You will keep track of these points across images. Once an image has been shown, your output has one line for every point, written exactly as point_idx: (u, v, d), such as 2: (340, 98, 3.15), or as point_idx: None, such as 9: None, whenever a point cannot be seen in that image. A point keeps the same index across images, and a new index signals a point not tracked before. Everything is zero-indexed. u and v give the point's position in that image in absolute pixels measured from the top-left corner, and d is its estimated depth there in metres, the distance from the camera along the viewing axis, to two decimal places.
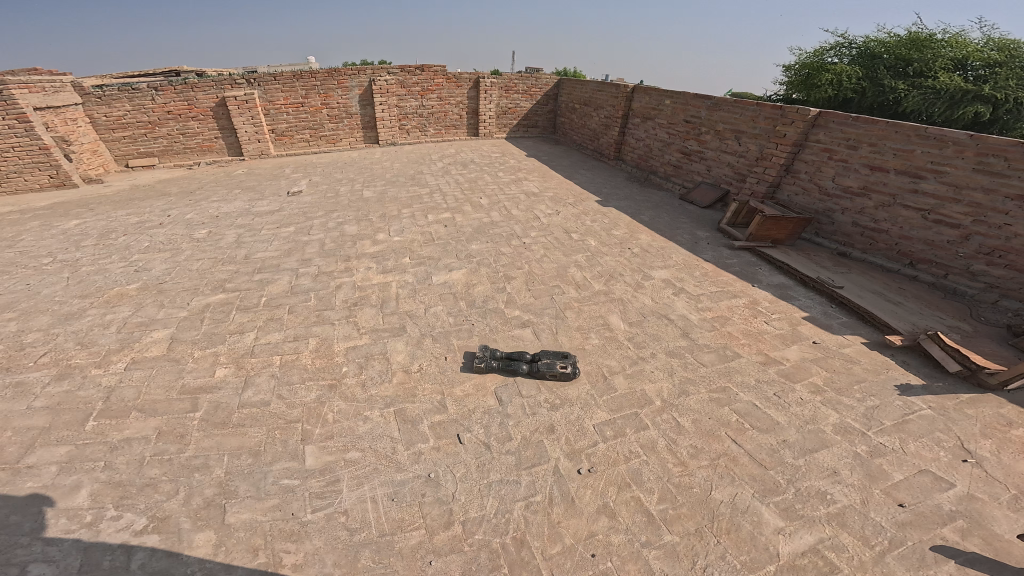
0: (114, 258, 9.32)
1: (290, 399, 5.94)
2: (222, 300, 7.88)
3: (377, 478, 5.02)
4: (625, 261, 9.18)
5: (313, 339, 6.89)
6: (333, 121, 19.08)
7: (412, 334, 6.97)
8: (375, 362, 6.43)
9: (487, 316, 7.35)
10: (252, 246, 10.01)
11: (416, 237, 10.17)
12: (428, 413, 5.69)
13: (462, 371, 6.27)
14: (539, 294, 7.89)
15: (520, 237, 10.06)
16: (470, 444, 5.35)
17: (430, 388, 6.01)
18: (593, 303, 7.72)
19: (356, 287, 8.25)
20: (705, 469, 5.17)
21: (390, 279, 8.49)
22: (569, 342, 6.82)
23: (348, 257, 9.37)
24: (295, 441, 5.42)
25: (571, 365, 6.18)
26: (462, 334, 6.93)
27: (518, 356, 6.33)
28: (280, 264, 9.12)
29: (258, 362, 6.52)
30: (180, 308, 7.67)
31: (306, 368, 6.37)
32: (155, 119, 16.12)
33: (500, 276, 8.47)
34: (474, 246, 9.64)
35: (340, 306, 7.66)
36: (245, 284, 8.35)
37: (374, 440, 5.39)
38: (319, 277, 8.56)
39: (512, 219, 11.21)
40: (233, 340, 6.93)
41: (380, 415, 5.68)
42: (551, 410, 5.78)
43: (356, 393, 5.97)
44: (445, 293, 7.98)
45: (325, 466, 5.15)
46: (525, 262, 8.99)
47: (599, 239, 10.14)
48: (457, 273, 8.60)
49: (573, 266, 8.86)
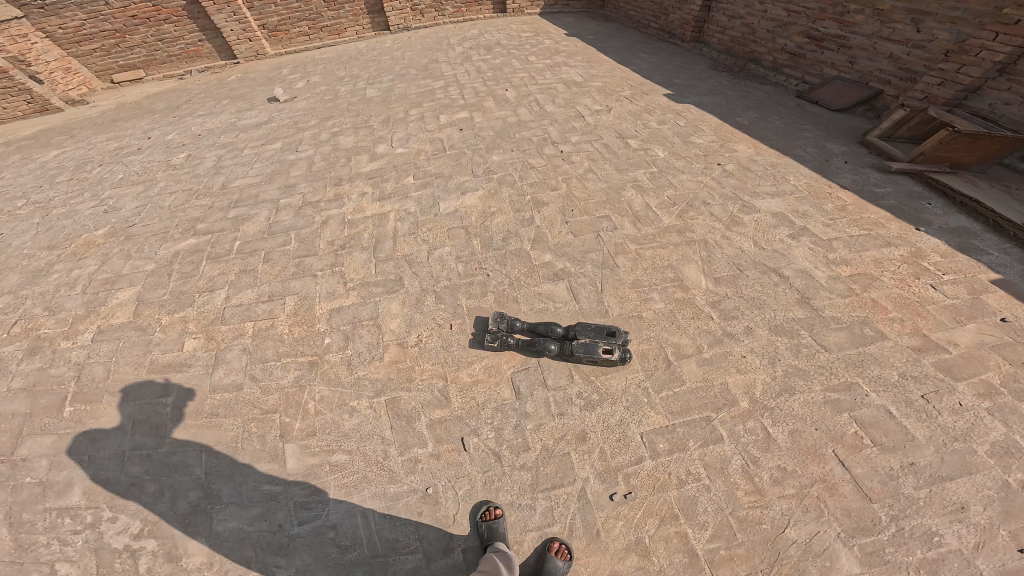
0: (84, 196, 8.07)
1: (263, 382, 4.64)
2: (191, 246, 6.41)
3: (368, 488, 3.86)
4: (712, 184, 6.45)
5: (289, 297, 5.39)
6: (333, 7, 15.18)
7: (409, 292, 5.08)
8: (363, 331, 4.85)
9: (508, 260, 5.15)
10: (232, 172, 8.09)
11: (423, 146, 7.46)
12: (423, 408, 4.23)
13: (472, 348, 4.56)
14: (581, 233, 5.49)
15: (557, 144, 7.24)
16: (479, 451, 3.97)
17: (428, 370, 4.45)
18: (658, 247, 5.41)
19: (345, 221, 6.26)
20: (789, 500, 3.55)
21: (387, 209, 6.24)
22: (627, 305, 4.75)
23: (338, 180, 7.15)
24: (274, 435, 4.25)
25: (622, 352, 4.18)
26: (474, 292, 4.92)
27: (545, 330, 4.37)
28: (260, 195, 7.24)
29: (230, 331, 5.16)
30: (145, 257, 6.37)
31: (284, 339, 4.98)
32: (121, 26, 13.40)
33: (526, 201, 5.90)
34: (496, 155, 6.85)
35: (324, 248, 5.91)
36: (217, 223, 6.77)
37: (362, 441, 4.08)
38: (303, 211, 6.67)
39: (549, 120, 8.22)
40: (202, 301, 5.56)
41: (370, 405, 4.30)
42: (585, 409, 4.15)
43: (339, 375, 4.56)
44: (456, 230, 5.59)
45: (308, 469, 4.01)
46: (563, 180, 6.35)
47: (671, 150, 7.22)
48: (470, 199, 6.02)
49: (630, 188, 6.31)
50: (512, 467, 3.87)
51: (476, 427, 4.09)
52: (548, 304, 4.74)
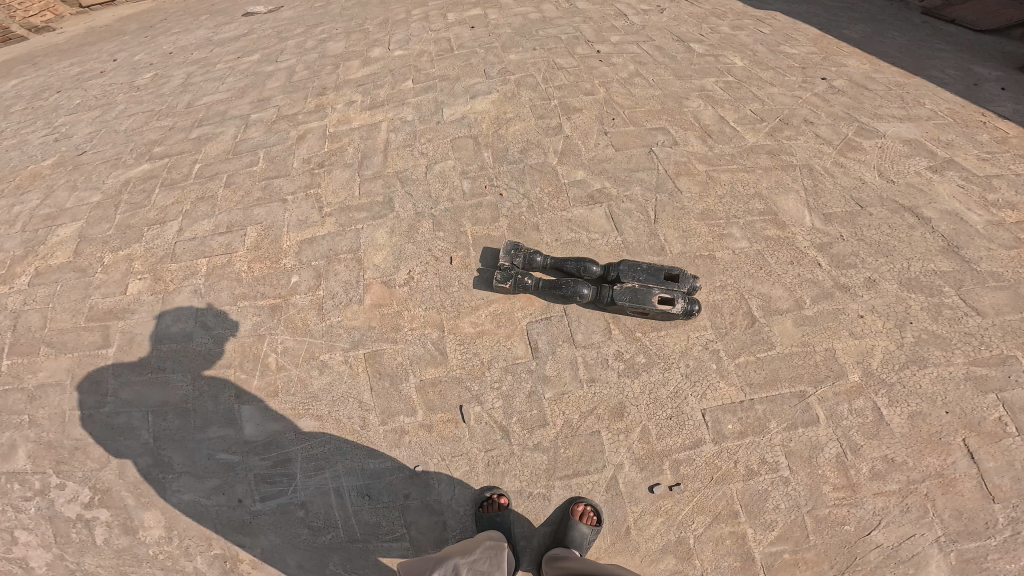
0: (39, 125, 6.87)
1: (218, 333, 3.43)
2: (145, 172, 5.08)
3: (343, 464, 2.97)
4: (814, 100, 4.86)
5: (252, 227, 4.03)
6: None
7: (401, 218, 3.77)
8: (340, 266, 3.54)
9: (529, 176, 3.82)
10: (200, 88, 6.52)
11: (425, 47, 5.82)
12: (410, 366, 3.12)
13: (479, 289, 3.31)
14: (626, 147, 4.06)
15: (596, 41, 5.48)
16: (480, 424, 2.97)
17: (418, 315, 3.26)
18: (739, 170, 3.96)
19: (325, 133, 4.80)
20: (885, 496, 2.59)
21: (378, 118, 4.82)
22: (692, 241, 3.42)
23: (320, 87, 5.61)
24: (229, 395, 3.26)
25: (686, 304, 2.89)
26: (482, 217, 3.63)
27: (576, 270, 3.12)
28: (229, 109, 5.76)
29: (179, 271, 3.89)
30: (93, 187, 5.14)
31: (241, 279, 3.66)
32: None
33: (553, 107, 4.44)
34: (513, 54, 5.26)
35: (298, 167, 4.48)
36: (176, 143, 5.39)
37: (335, 405, 3.07)
38: (279, 125, 5.13)
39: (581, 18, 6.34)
40: (150, 236, 4.28)
41: (344, 360, 3.16)
42: (626, 375, 3.01)
43: (308, 323, 3.32)
44: (462, 137, 4.30)
45: (271, 435, 3.11)
46: (598, 82, 4.78)
47: (749, 56, 5.46)
48: (480, 103, 4.62)
49: (696, 96, 4.75)
50: (522, 446, 2.91)
51: (479, 395, 3.04)
52: (579, 233, 3.44)
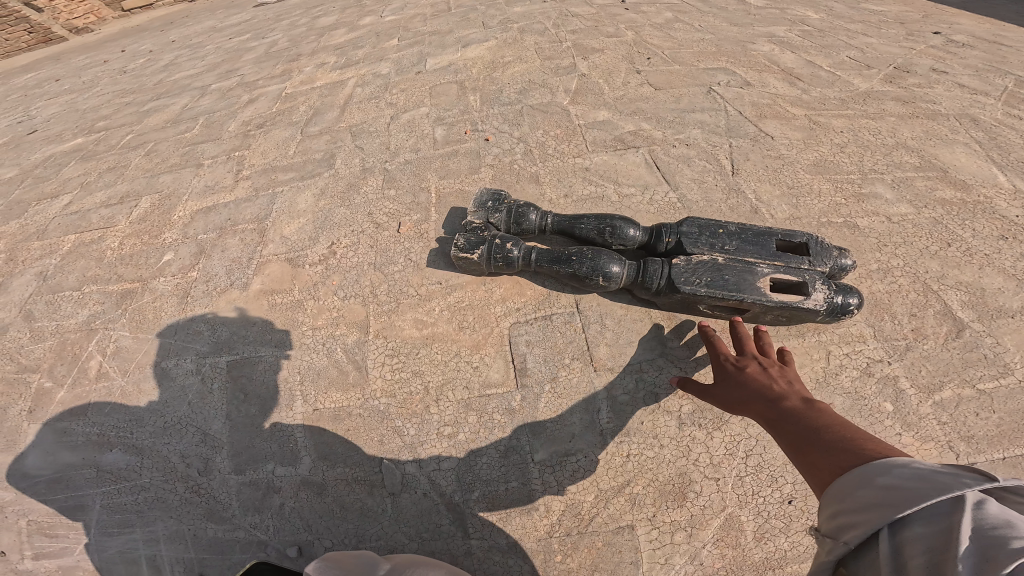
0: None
1: (39, 325, 2.21)
2: (72, 147, 3.83)
3: (163, 523, 1.63)
4: (933, 52, 3.54)
5: (147, 197, 2.84)
6: None
7: (340, 176, 2.49)
8: (233, 239, 2.33)
9: (527, 118, 2.57)
10: (164, 58, 5.60)
11: (422, 11, 4.72)
12: (299, 384, 1.79)
13: (436, 270, 1.99)
14: (670, 86, 2.76)
15: None
16: (411, 491, 1.59)
17: (328, 308, 1.95)
18: (857, 116, 2.57)
19: (280, 96, 3.54)
20: None
21: (348, 75, 3.47)
22: (806, 202, 2.00)
23: (295, 55, 4.41)
24: (20, 409, 1.91)
25: (831, 295, 1.46)
26: (454, 168, 2.36)
27: (602, 234, 1.75)
28: (183, 77, 4.79)
29: (41, 249, 2.67)
30: (10, 165, 3.81)
31: (104, 258, 2.48)
32: None
33: (565, 45, 3.23)
34: (518, 8, 3.94)
35: (234, 130, 3.26)
36: (123, 117, 4.16)
37: (162, 438, 1.75)
38: (228, 91, 4.00)
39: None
40: (34, 211, 3.04)
41: (195, 370, 1.87)
42: (691, 422, 1.61)
43: (160, 316, 2.09)
44: (443, 85, 2.98)
45: (63, 467, 1.74)
46: (629, 23, 3.59)
47: (823, 11, 4.20)
48: (473, 51, 3.29)
49: (763, 41, 3.45)
50: (488, 543, 1.51)
51: (418, 449, 1.64)
52: (603, 186, 2.12)
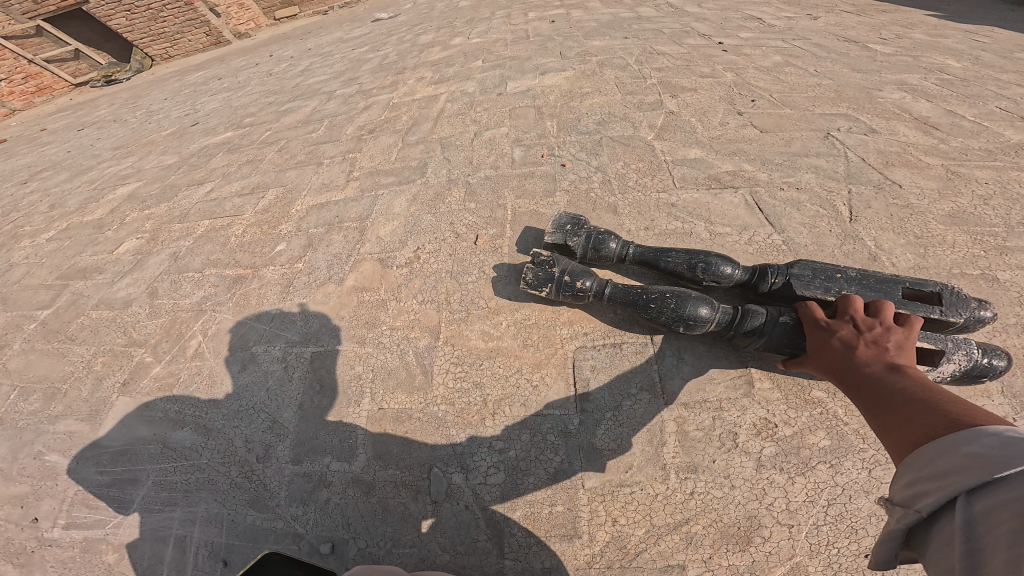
0: (149, 96, 6.79)
1: (160, 302, 2.53)
2: (221, 140, 4.47)
3: (204, 505, 1.71)
4: None
5: (272, 190, 3.21)
6: None
7: (430, 184, 2.65)
8: (337, 236, 2.55)
9: (606, 148, 2.58)
10: (292, 68, 6.39)
11: (504, 35, 4.71)
12: (370, 382, 1.87)
13: (510, 282, 2.03)
14: (778, 129, 2.51)
15: (744, 24, 4.16)
16: (453, 501, 1.56)
17: (406, 310, 2.04)
18: (1005, 167, 2.14)
19: (388, 104, 3.88)
20: None
21: (441, 91, 3.74)
22: (936, 252, 1.73)
23: (401, 68, 4.73)
24: (115, 381, 2.18)
25: (974, 354, 1.27)
26: (532, 189, 2.42)
27: (693, 269, 1.66)
28: (302, 87, 5.39)
29: (178, 232, 3.10)
30: (174, 152, 4.53)
31: (227, 244, 2.82)
32: None
33: (662, 76, 3.22)
34: (597, 41, 4.00)
35: (350, 133, 3.63)
36: (265, 115, 4.80)
37: (236, 421, 1.89)
38: (351, 97, 4.43)
39: (695, 4, 4.93)
40: (182, 197, 3.55)
41: (281, 359, 2.03)
42: (772, 464, 1.45)
43: (262, 303, 2.31)
44: (521, 108, 3.11)
45: (132, 441, 1.93)
46: (736, 54, 3.48)
47: (967, 58, 3.43)
48: (551, 78, 3.42)
49: (891, 88, 2.87)
50: (522, 565, 1.43)
51: (467, 458, 1.62)
52: (693, 223, 2.01)
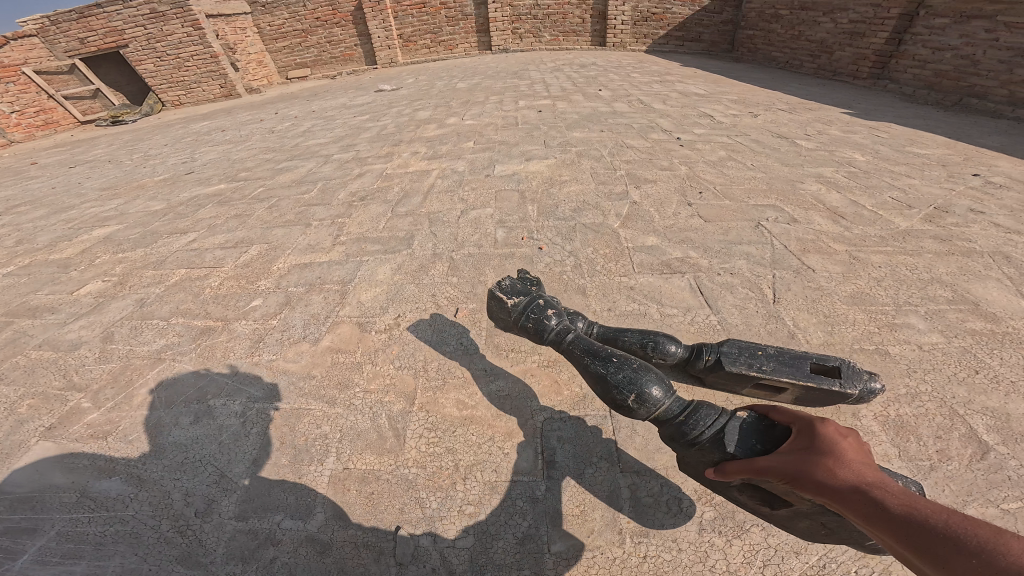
0: (148, 148, 7.14)
1: (114, 346, 2.53)
2: (215, 192, 4.59)
3: (120, 560, 1.53)
4: (973, 195, 3.32)
5: (257, 245, 3.35)
6: (450, 23, 13.32)
7: (415, 256, 2.91)
8: (317, 296, 2.70)
9: (578, 234, 2.89)
10: (289, 129, 6.80)
11: (495, 118, 5.27)
12: (337, 441, 1.91)
13: (483, 356, 2.23)
14: (720, 219, 2.92)
15: (694, 120, 4.87)
16: (420, 564, 1.52)
17: (381, 374, 2.17)
18: (896, 252, 2.57)
19: (382, 174, 4.21)
20: None
21: (431, 166, 4.13)
22: (841, 329, 2.03)
23: (396, 139, 5.14)
24: (38, 425, 2.08)
25: None
26: (510, 269, 2.67)
27: (644, 348, 1.81)
28: (297, 147, 5.73)
29: (147, 278, 3.14)
30: (162, 200, 4.58)
31: (201, 294, 2.89)
32: (307, 27, 13.49)
33: (623, 167, 3.71)
34: (577, 132, 4.56)
35: (341, 198, 3.86)
36: (261, 171, 4.99)
37: (173, 472, 1.82)
38: (347, 162, 4.74)
39: (660, 102, 5.75)
40: (161, 244, 3.59)
41: (240, 413, 2.05)
42: (711, 527, 1.60)
43: (228, 356, 2.37)
44: (507, 191, 3.46)
45: (43, 487, 1.78)
46: (687, 148, 4.06)
47: (871, 152, 4.11)
48: (534, 165, 3.84)
49: (811, 180, 3.39)
50: None
51: (435, 521, 1.64)
52: (646, 305, 2.28)
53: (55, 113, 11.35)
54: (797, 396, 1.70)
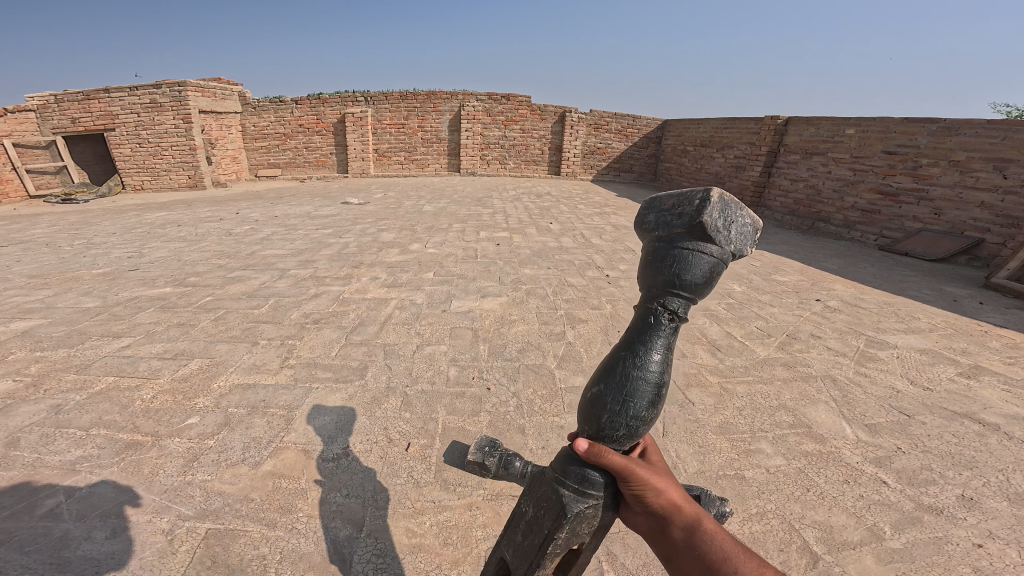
0: (103, 237, 7.25)
1: (17, 454, 2.60)
2: (156, 294, 4.93)
3: None
4: (816, 318, 4.57)
5: (196, 360, 3.66)
6: (421, 146, 15.53)
7: (367, 387, 3.41)
8: (259, 419, 3.02)
9: (521, 374, 3.56)
10: (260, 234, 7.35)
11: (454, 251, 6.30)
12: (276, 562, 2.08)
13: (436, 489, 2.57)
14: None
15: (617, 257, 6.13)
16: None
17: (329, 501, 2.42)
18: (756, 381, 3.43)
19: (338, 296, 4.85)
20: None
21: (393, 296, 4.87)
22: (710, 456, 2.71)
23: (358, 261, 5.90)
24: None
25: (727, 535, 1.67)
26: (461, 407, 3.22)
27: None
28: (267, 256, 6.25)
29: (69, 381, 3.32)
30: (96, 295, 4.85)
31: (129, 406, 3.08)
32: (290, 131, 15.07)
33: (555, 307, 4.63)
34: (528, 269, 5.61)
35: (293, 318, 4.39)
36: (211, 278, 5.42)
37: None
38: (302, 279, 5.34)
39: (597, 237, 7.19)
40: (88, 344, 3.84)
41: (166, 530, 2.18)
42: None
43: (155, 473, 2.53)
44: (461, 329, 4.22)
45: None
46: (609, 286, 5.13)
47: (745, 283, 5.35)
48: (488, 302, 4.71)
49: (699, 316, 4.42)
50: None
51: None
52: None
53: (8, 185, 11.12)
54: None
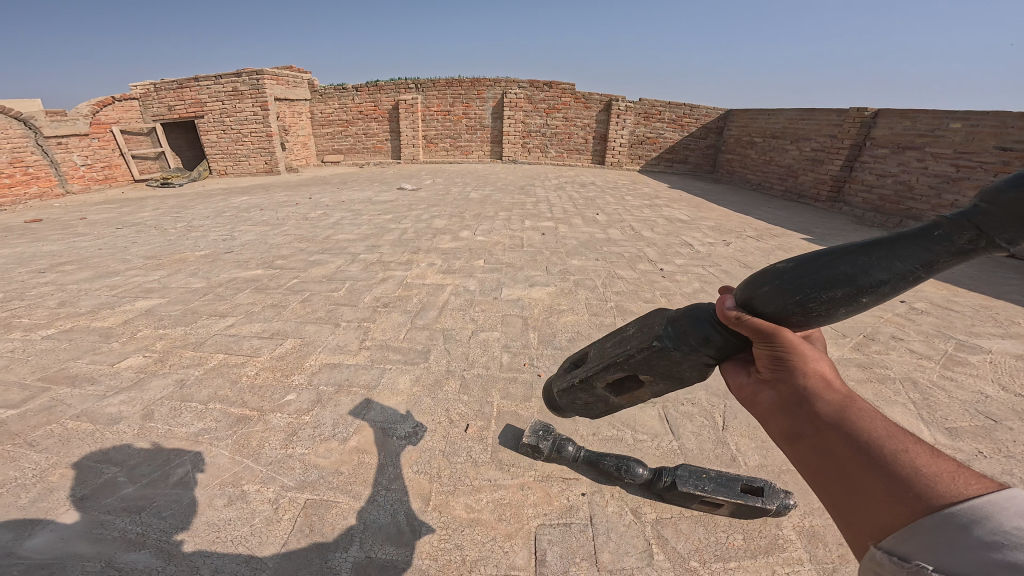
0: (193, 220, 8.09)
1: (153, 425, 2.90)
2: (252, 276, 5.40)
3: None
4: (897, 320, 4.09)
5: (291, 339, 3.97)
6: (468, 132, 15.72)
7: (431, 369, 3.54)
8: (345, 398, 3.20)
9: None
10: (322, 219, 7.84)
11: (503, 239, 6.35)
12: (363, 534, 2.19)
13: (491, 466, 2.62)
14: None
15: (671, 251, 5.85)
16: None
17: (402, 476, 2.54)
18: None
19: (403, 282, 5.06)
20: None
21: (447, 282, 5.01)
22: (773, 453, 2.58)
23: (415, 247, 6.13)
24: (67, 494, 2.36)
25: None
26: (513, 393, 3.26)
27: (619, 469, 2.40)
28: (330, 240, 6.68)
29: (190, 357, 3.68)
30: (202, 276, 5.40)
31: (238, 381, 3.38)
32: (350, 118, 15.88)
33: (607, 298, 4.53)
34: (576, 260, 5.53)
35: (368, 302, 4.61)
36: (295, 261, 5.83)
37: (208, 547, 2.10)
38: (371, 264, 5.62)
39: (649, 229, 6.91)
40: (200, 324, 4.23)
41: (272, 500, 2.37)
42: None
43: (262, 445, 2.75)
44: (511, 316, 4.26)
45: (63, 555, 2.00)
46: (663, 280, 4.92)
47: None
48: (537, 291, 4.71)
49: None
50: None
51: None
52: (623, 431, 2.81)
53: (117, 169, 12.70)
54: (732, 510, 2.23)
